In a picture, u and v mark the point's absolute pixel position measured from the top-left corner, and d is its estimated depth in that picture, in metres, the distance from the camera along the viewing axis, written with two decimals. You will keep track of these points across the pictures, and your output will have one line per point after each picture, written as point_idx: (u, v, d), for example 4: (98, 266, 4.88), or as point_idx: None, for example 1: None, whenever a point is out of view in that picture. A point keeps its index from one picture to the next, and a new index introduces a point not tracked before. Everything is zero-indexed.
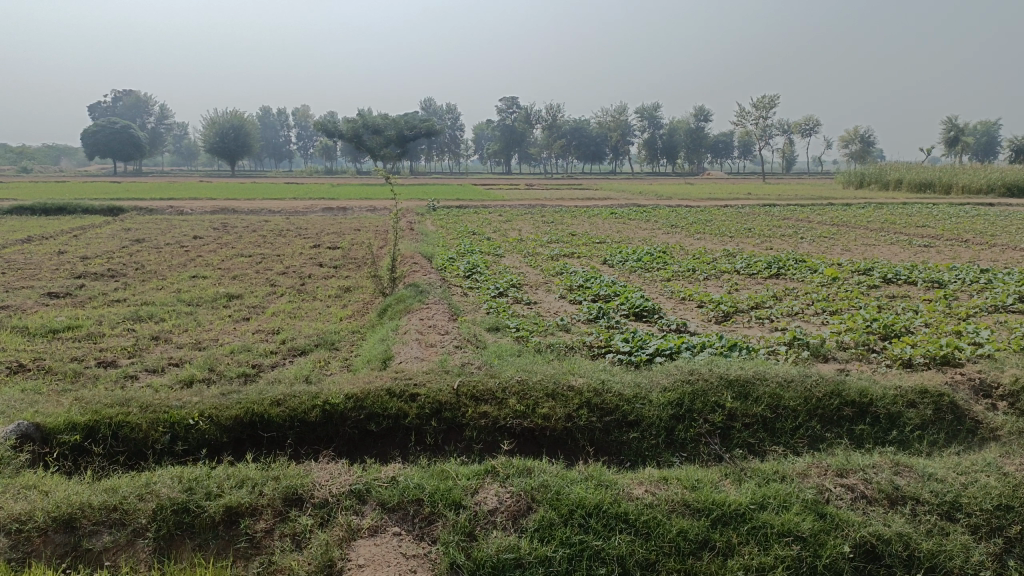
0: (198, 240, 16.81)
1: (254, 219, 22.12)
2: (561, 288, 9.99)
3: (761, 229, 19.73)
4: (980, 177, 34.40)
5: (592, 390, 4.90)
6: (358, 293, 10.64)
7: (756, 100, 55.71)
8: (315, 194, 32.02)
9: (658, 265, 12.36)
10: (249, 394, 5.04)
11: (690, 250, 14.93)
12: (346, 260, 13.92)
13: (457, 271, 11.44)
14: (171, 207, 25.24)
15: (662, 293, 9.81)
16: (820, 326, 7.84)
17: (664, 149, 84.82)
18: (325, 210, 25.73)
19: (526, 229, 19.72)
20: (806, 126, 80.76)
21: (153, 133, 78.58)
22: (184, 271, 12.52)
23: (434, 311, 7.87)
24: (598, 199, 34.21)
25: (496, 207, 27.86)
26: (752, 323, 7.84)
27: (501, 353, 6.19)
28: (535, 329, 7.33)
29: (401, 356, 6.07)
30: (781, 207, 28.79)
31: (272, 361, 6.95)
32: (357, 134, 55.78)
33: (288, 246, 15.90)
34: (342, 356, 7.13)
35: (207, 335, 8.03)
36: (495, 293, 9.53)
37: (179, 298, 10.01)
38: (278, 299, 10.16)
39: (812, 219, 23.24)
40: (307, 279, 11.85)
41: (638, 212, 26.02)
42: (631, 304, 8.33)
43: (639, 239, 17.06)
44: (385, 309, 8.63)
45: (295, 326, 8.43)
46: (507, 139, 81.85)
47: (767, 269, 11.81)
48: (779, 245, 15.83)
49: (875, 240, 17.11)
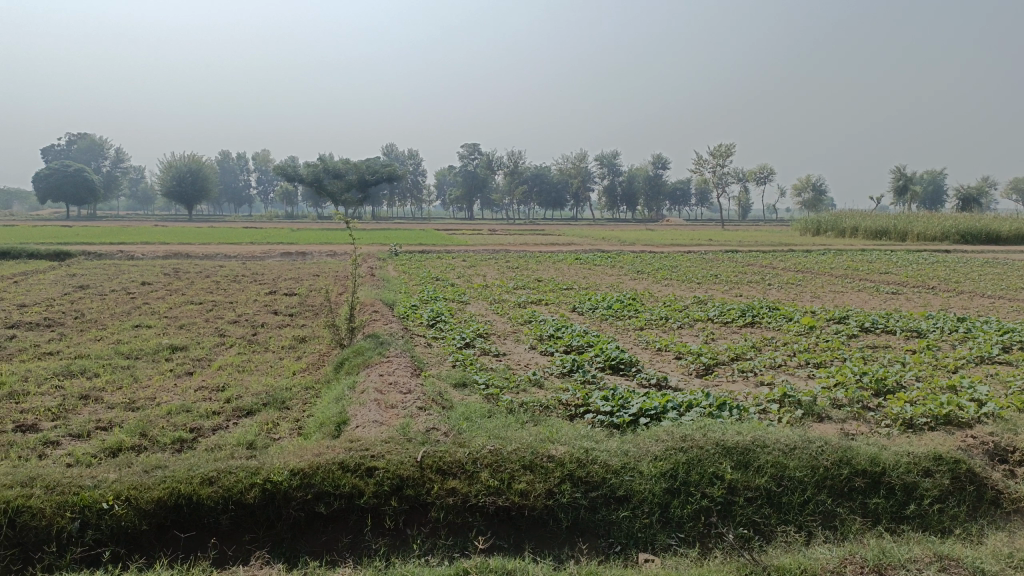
0: (146, 286, 15.97)
1: (208, 264, 21.29)
2: (530, 338, 9.44)
3: (727, 276, 19.54)
4: (936, 225, 35.03)
5: (576, 459, 4.33)
6: (313, 344, 9.94)
7: (715, 149, 56.72)
8: (274, 239, 31.28)
9: (629, 312, 11.93)
10: (178, 468, 4.35)
11: (660, 297, 14.56)
12: (302, 307, 13.23)
13: (420, 320, 10.84)
14: (120, 251, 24.27)
15: (637, 343, 9.33)
16: (809, 379, 7.39)
17: (624, 196, 85.74)
18: (283, 255, 24.97)
19: (491, 275, 19.25)
20: (763, 175, 82.48)
21: (108, 177, 77.07)
22: (127, 319, 11.70)
23: (395, 365, 7.23)
24: (562, 244, 34.02)
25: (460, 252, 27.37)
26: (736, 377, 7.35)
27: (470, 415, 5.58)
28: (507, 386, 6.74)
29: (357, 420, 5.40)
30: (744, 253, 28.90)
31: (213, 423, 6.22)
32: (318, 178, 55.24)
33: (241, 292, 15.16)
34: (293, 418, 6.42)
35: (144, 392, 7.27)
36: (461, 343, 8.94)
37: (118, 350, 9.22)
38: (227, 351, 9.42)
39: (777, 266, 23.14)
40: (260, 328, 11.13)
41: (603, 258, 25.73)
42: (606, 356, 7.82)
43: (607, 286, 16.66)
44: (342, 362, 7.97)
45: (242, 381, 7.71)
46: (470, 185, 81.96)
47: (742, 317, 11.44)
48: (749, 292, 15.54)
49: (844, 287, 16.97)
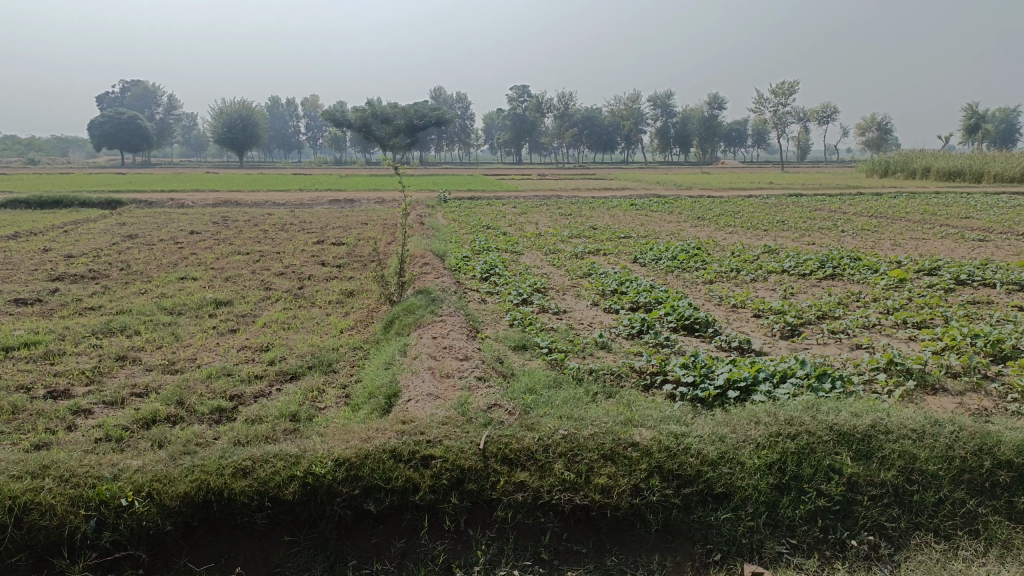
0: (195, 235, 15.67)
1: (257, 212, 20.96)
2: (592, 294, 8.79)
3: (794, 222, 18.45)
4: (1014, 165, 32.84)
5: (664, 444, 3.71)
6: (362, 299, 9.42)
7: (774, 86, 54.03)
8: (323, 185, 30.95)
9: (696, 263, 11.11)
10: (210, 454, 3.87)
11: (726, 246, 13.64)
12: (351, 258, 12.74)
13: (473, 272, 10.25)
14: (170, 199, 24.19)
15: (709, 298, 8.59)
16: (912, 343, 6.59)
17: (677, 137, 83.21)
18: (332, 203, 24.55)
19: (543, 223, 18.48)
20: (824, 114, 78.91)
21: (161, 125, 77.68)
22: (174, 271, 11.35)
23: (449, 325, 6.65)
24: (615, 189, 32.93)
25: (510, 199, 26.60)
26: (827, 339, 6.60)
27: (534, 386, 4.97)
28: (573, 350, 6.11)
29: (409, 393, 4.84)
30: (807, 197, 27.51)
31: (255, 390, 5.76)
32: (365, 123, 54.52)
33: (289, 241, 14.77)
34: (340, 384, 5.92)
35: (185, 353, 6.84)
36: (518, 300, 8.31)
37: (161, 304, 8.84)
38: (273, 306, 8.98)
39: (846, 211, 21.84)
40: (307, 281, 10.68)
41: (659, 204, 24.63)
42: (679, 314, 7.14)
43: (668, 233, 15.77)
44: (392, 321, 7.43)
45: (287, 340, 7.24)
46: (518, 128, 80.36)
47: (820, 268, 10.51)
48: (822, 239, 14.51)
49: (924, 234, 15.76)
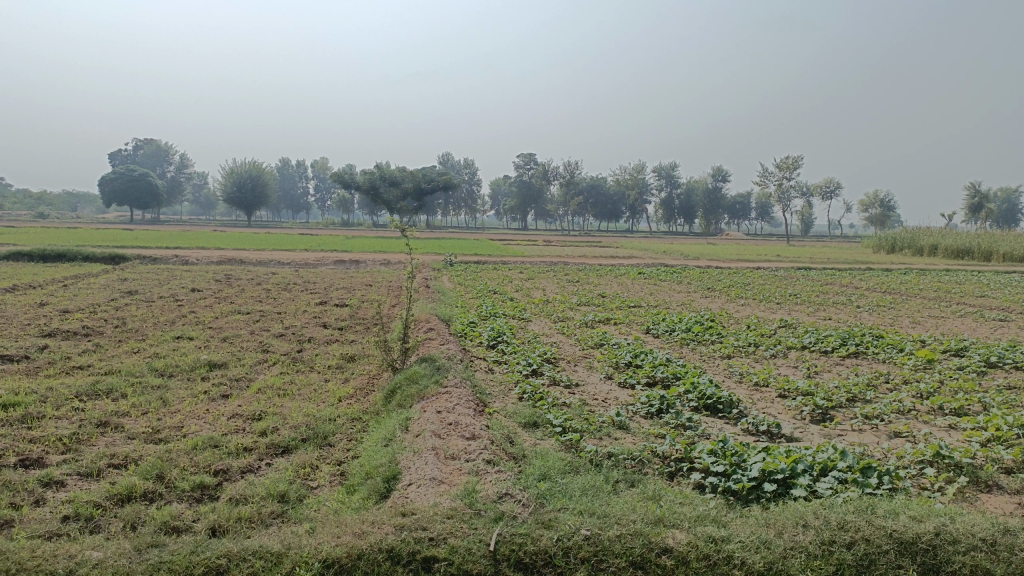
0: (195, 293, 15.34)
1: (261, 271, 20.72)
2: (605, 366, 8.36)
3: (807, 295, 18.14)
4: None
5: (702, 551, 3.25)
6: (363, 365, 8.99)
7: (780, 161, 54.64)
8: (329, 246, 30.82)
9: (712, 336, 10.70)
10: (184, 545, 3.42)
11: (740, 319, 13.25)
12: (354, 321, 12.37)
13: (480, 339, 9.84)
14: (175, 255, 23.97)
15: (729, 374, 8.16)
16: (952, 432, 6.10)
17: (682, 208, 83.84)
18: (337, 263, 24.32)
19: (551, 289, 18.17)
20: (828, 188, 79.63)
21: (172, 182, 78.45)
22: (170, 330, 10.95)
23: (455, 398, 6.20)
24: (621, 258, 32.75)
25: (516, 264, 26.41)
26: (862, 426, 6.13)
27: (548, 473, 4.49)
28: (589, 430, 5.64)
29: (411, 477, 4.37)
30: (816, 270, 27.30)
31: (242, 463, 5.28)
32: (374, 186, 54.94)
33: (292, 302, 14.42)
34: (335, 461, 5.45)
35: (172, 419, 6.38)
36: (527, 371, 7.86)
37: (152, 365, 8.40)
38: (269, 370, 8.53)
39: (857, 285, 21.55)
40: (307, 343, 10.27)
41: (668, 273, 24.33)
42: (701, 393, 6.68)
43: (678, 304, 15.41)
44: (394, 391, 6.97)
45: (282, 409, 6.78)
46: (525, 195, 81.03)
47: (842, 345, 10.07)
48: (838, 315, 14.11)
49: (942, 312, 15.39)
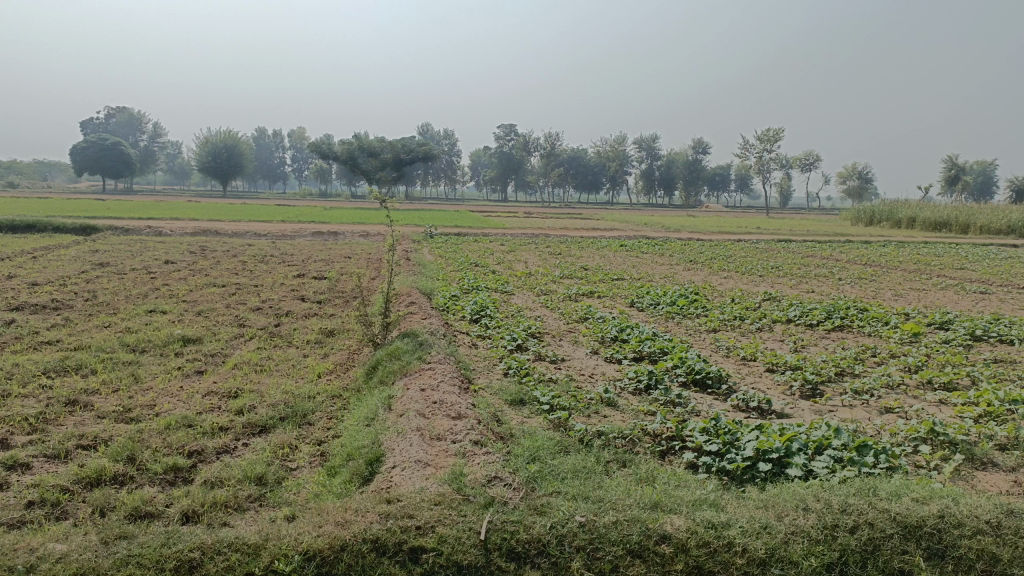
0: (169, 265, 14.95)
1: (237, 243, 20.29)
2: (591, 341, 8.21)
3: (789, 267, 18.10)
4: (1000, 217, 33.04)
5: (702, 538, 3.12)
6: (342, 340, 8.77)
7: (761, 134, 54.55)
8: (307, 217, 30.33)
9: (697, 309, 10.57)
10: (155, 535, 3.22)
11: (724, 292, 13.16)
12: (333, 294, 12.11)
13: (463, 313, 9.65)
14: (148, 227, 23.42)
15: (716, 348, 8.04)
16: (943, 407, 6.02)
17: (662, 180, 83.71)
18: (315, 235, 23.90)
19: (533, 261, 17.98)
20: (807, 161, 79.81)
21: (145, 151, 76.86)
22: (143, 304, 10.63)
23: (439, 375, 6.02)
24: (603, 229, 32.55)
25: (498, 236, 26.14)
26: (852, 401, 6.03)
27: (537, 454, 4.34)
28: (577, 407, 5.49)
29: (395, 460, 4.19)
30: (797, 243, 27.31)
31: (217, 444, 5.07)
32: (352, 156, 54.15)
33: (269, 274, 14.11)
34: (314, 440, 5.26)
35: (144, 398, 6.13)
36: (511, 346, 7.68)
37: (123, 340, 8.11)
38: (246, 345, 8.29)
39: (838, 257, 21.59)
40: (285, 317, 10.03)
41: (650, 246, 24.19)
42: (690, 368, 6.54)
43: (662, 277, 15.29)
44: (375, 368, 6.78)
45: (259, 386, 6.56)
46: (505, 166, 80.40)
47: (828, 319, 9.99)
48: (821, 287, 14.06)
49: (923, 284, 15.40)
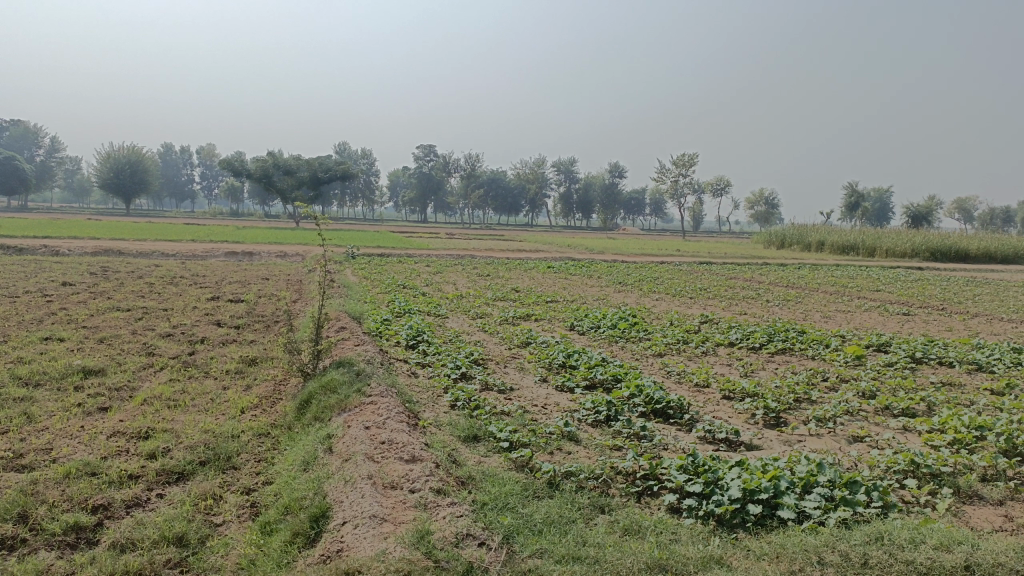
0: (68, 288, 13.72)
1: (143, 263, 18.97)
2: (537, 368, 7.77)
3: (716, 289, 18.24)
4: (904, 241, 34.70)
5: None
6: (267, 369, 8.04)
7: (677, 159, 55.88)
8: (219, 236, 28.91)
9: (639, 333, 10.27)
10: None
11: (660, 314, 12.99)
12: (253, 319, 11.28)
13: (398, 338, 9.06)
14: (44, 246, 21.71)
15: (667, 374, 7.73)
16: (908, 434, 5.85)
17: (580, 203, 84.76)
18: (228, 256, 22.69)
19: (462, 283, 17.47)
20: (719, 186, 82.43)
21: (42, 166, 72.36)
22: (37, 331, 9.55)
23: (382, 409, 5.45)
24: (527, 251, 32.32)
25: (422, 257, 25.53)
26: (820, 431, 5.78)
27: (507, 500, 3.86)
28: (538, 443, 5.01)
29: (345, 514, 3.63)
30: (717, 265, 27.77)
31: (126, 496, 4.35)
32: (267, 175, 52.07)
33: (181, 297, 13.12)
34: (241, 489, 4.61)
35: (38, 441, 5.30)
36: (455, 374, 7.15)
37: (13, 372, 7.16)
38: (157, 377, 7.46)
39: (760, 279, 21.98)
40: (201, 345, 9.19)
41: (577, 268, 24.02)
42: (649, 397, 6.17)
43: (595, 299, 15.07)
44: (308, 401, 6.13)
45: (175, 425, 5.81)
46: (425, 187, 79.66)
47: (769, 341, 9.86)
48: (752, 309, 14.10)
49: (847, 306, 15.74)
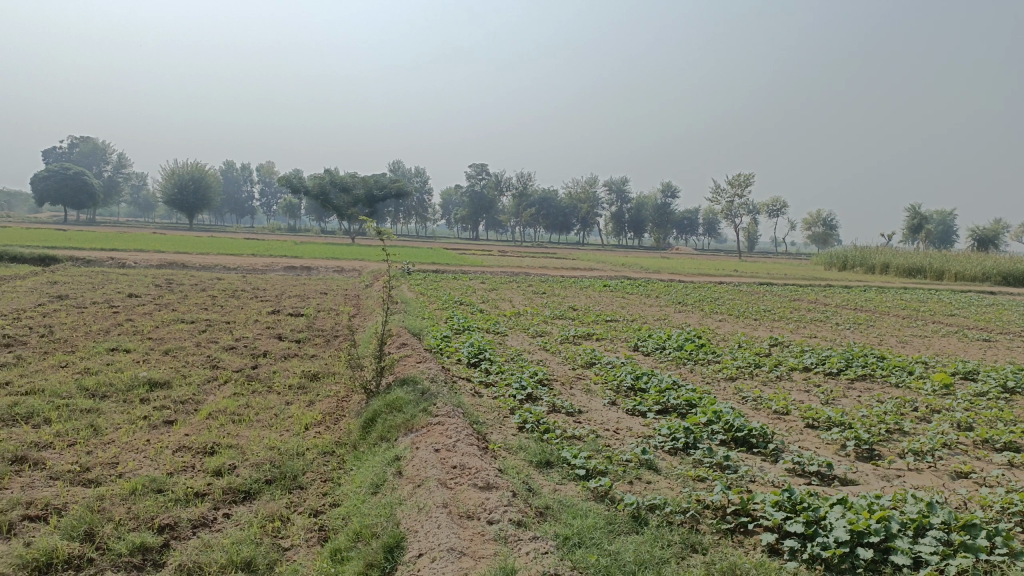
0: (134, 299, 13.95)
1: (205, 276, 19.28)
2: (606, 390, 7.47)
3: (780, 311, 17.66)
4: (974, 265, 33.29)
5: None
6: (329, 385, 7.91)
7: (733, 178, 54.98)
8: (277, 251, 29.33)
9: (707, 355, 9.89)
10: None
11: (726, 336, 12.55)
12: (313, 333, 11.25)
13: (460, 356, 8.87)
14: (111, 258, 22.28)
15: (743, 399, 7.35)
16: (1016, 471, 5.38)
17: (632, 222, 84.04)
18: (287, 270, 22.92)
19: (519, 301, 17.25)
20: (775, 206, 80.86)
21: (109, 182, 74.91)
22: (104, 341, 9.65)
23: (450, 430, 5.23)
24: (582, 269, 32.02)
25: (476, 273, 25.45)
26: (919, 467, 5.35)
27: (592, 534, 3.59)
28: (616, 472, 4.72)
29: (422, 545, 3.42)
30: (778, 286, 26.99)
31: (193, 515, 4.21)
32: (324, 191, 52.82)
33: (242, 310, 13.21)
34: (309, 510, 4.43)
35: (104, 454, 5.22)
36: (522, 395, 6.91)
37: (81, 383, 7.17)
38: (221, 391, 7.40)
39: (825, 301, 21.25)
40: (263, 358, 9.14)
41: (634, 287, 23.59)
42: (729, 424, 5.82)
43: (656, 319, 14.68)
44: (373, 420, 5.95)
45: (240, 440, 5.69)
46: (477, 205, 80.02)
47: (847, 367, 9.37)
48: (821, 333, 13.54)
49: (922, 331, 15.02)
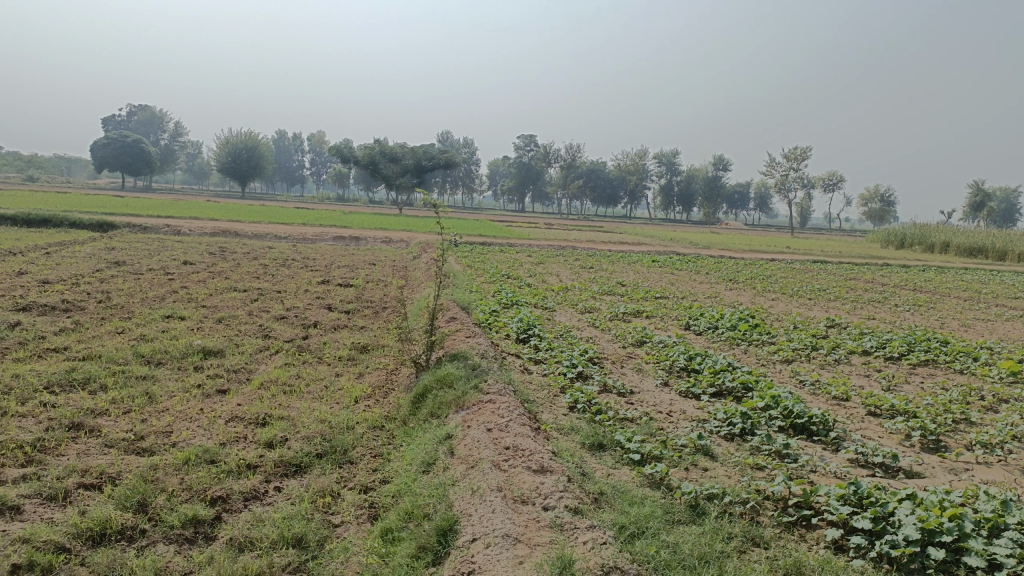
0: (188, 266, 14.18)
1: (257, 245, 19.52)
2: (658, 371, 7.31)
3: (836, 290, 17.15)
4: None
5: None
6: (378, 358, 7.91)
7: (788, 152, 53.50)
8: (327, 220, 29.58)
9: (762, 336, 9.62)
10: None
11: (780, 315, 12.22)
12: (362, 304, 11.27)
13: (508, 331, 8.78)
14: (166, 225, 22.71)
15: (801, 383, 7.12)
16: None
17: (681, 196, 82.66)
18: (336, 240, 23.08)
19: (567, 275, 17.07)
20: (830, 181, 78.59)
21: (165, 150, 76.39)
22: (160, 308, 9.80)
23: (501, 409, 5.15)
24: (631, 243, 31.59)
25: (524, 246, 25.29)
26: (991, 461, 5.09)
27: (648, 524, 3.47)
28: (672, 458, 4.59)
29: (474, 530, 3.35)
30: (833, 264, 26.25)
31: (245, 488, 4.22)
32: (373, 160, 52.94)
33: (293, 280, 13.32)
34: (359, 486, 4.41)
35: (158, 423, 5.27)
36: (572, 373, 6.80)
37: (137, 350, 7.28)
38: (272, 361, 7.44)
39: (883, 281, 20.58)
40: (313, 329, 9.19)
41: (683, 263, 23.18)
42: (788, 410, 5.61)
43: (707, 296, 14.38)
44: (422, 396, 5.91)
45: (290, 412, 5.70)
46: (524, 176, 79.57)
47: (909, 352, 9.01)
48: (880, 315, 13.08)
49: (986, 315, 14.42)
